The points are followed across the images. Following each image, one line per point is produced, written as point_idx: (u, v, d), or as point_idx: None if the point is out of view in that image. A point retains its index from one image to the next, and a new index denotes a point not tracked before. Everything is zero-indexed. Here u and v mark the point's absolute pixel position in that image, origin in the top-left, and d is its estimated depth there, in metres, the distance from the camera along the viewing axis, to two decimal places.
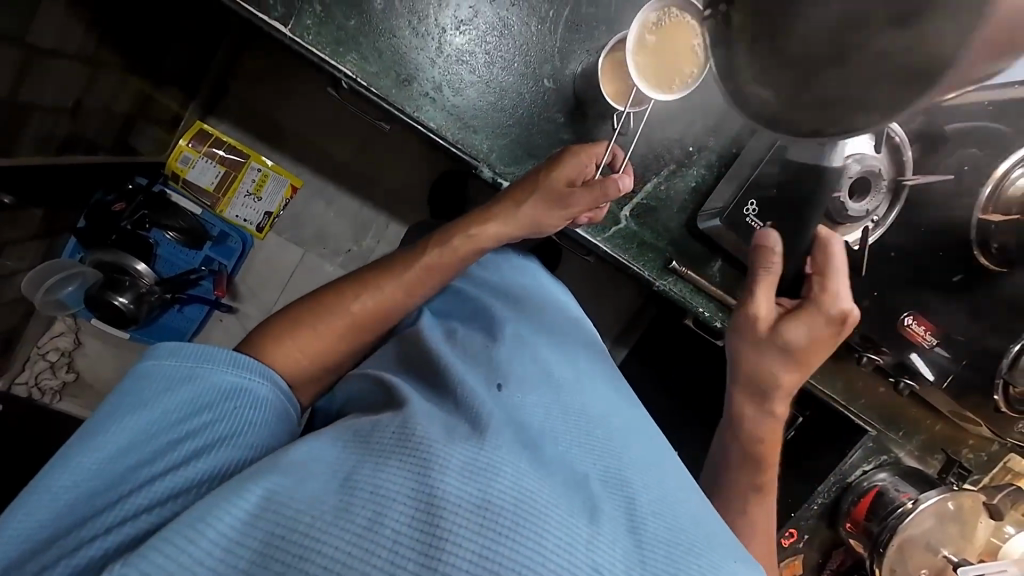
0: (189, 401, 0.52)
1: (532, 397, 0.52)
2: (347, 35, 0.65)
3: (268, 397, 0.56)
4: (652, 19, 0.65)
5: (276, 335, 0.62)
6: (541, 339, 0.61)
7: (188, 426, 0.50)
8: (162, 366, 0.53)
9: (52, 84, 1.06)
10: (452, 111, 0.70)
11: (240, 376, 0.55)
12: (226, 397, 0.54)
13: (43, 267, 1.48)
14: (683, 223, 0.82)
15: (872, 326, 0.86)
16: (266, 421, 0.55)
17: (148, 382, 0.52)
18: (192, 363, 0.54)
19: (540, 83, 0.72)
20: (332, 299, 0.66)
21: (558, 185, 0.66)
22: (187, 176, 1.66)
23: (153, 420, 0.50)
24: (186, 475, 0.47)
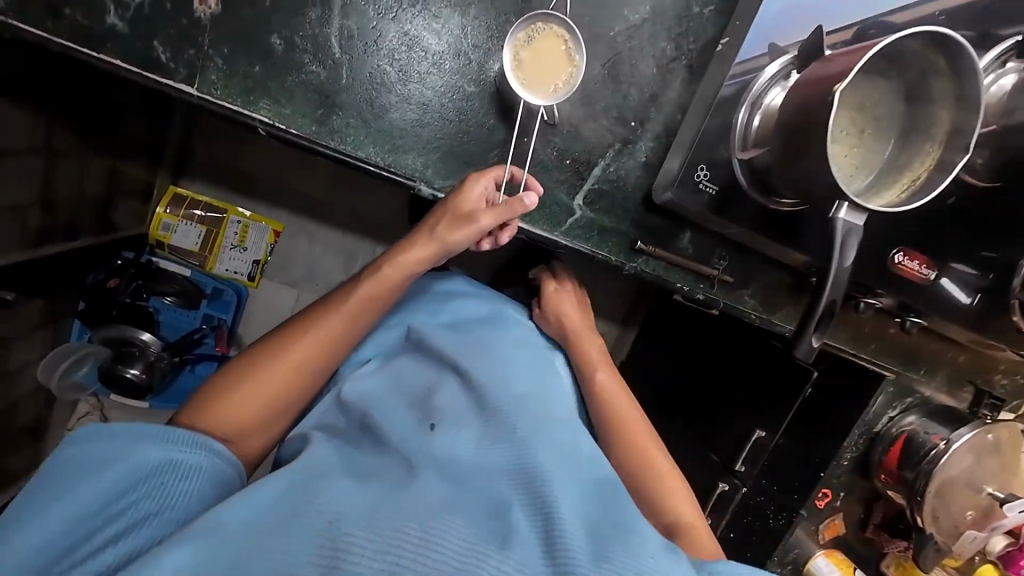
0: (118, 482, 0.53)
1: (463, 433, 0.63)
2: (255, 83, 0.64)
3: (209, 464, 0.58)
4: (522, 38, 0.64)
5: (221, 392, 0.63)
6: (482, 371, 0.70)
7: (123, 500, 0.53)
8: (93, 446, 0.55)
9: (14, 181, 1.03)
10: (377, 137, 0.69)
11: (171, 451, 0.57)
12: (157, 471, 0.55)
13: (56, 352, 1.53)
14: (641, 201, 0.79)
15: (864, 269, 0.81)
16: (201, 490, 0.57)
17: (80, 461, 0.54)
18: (121, 444, 0.55)
19: (461, 89, 0.70)
20: (275, 349, 0.66)
21: (462, 208, 0.67)
22: (171, 241, 1.69)
23: (87, 497, 0.52)
24: (117, 551, 0.51)
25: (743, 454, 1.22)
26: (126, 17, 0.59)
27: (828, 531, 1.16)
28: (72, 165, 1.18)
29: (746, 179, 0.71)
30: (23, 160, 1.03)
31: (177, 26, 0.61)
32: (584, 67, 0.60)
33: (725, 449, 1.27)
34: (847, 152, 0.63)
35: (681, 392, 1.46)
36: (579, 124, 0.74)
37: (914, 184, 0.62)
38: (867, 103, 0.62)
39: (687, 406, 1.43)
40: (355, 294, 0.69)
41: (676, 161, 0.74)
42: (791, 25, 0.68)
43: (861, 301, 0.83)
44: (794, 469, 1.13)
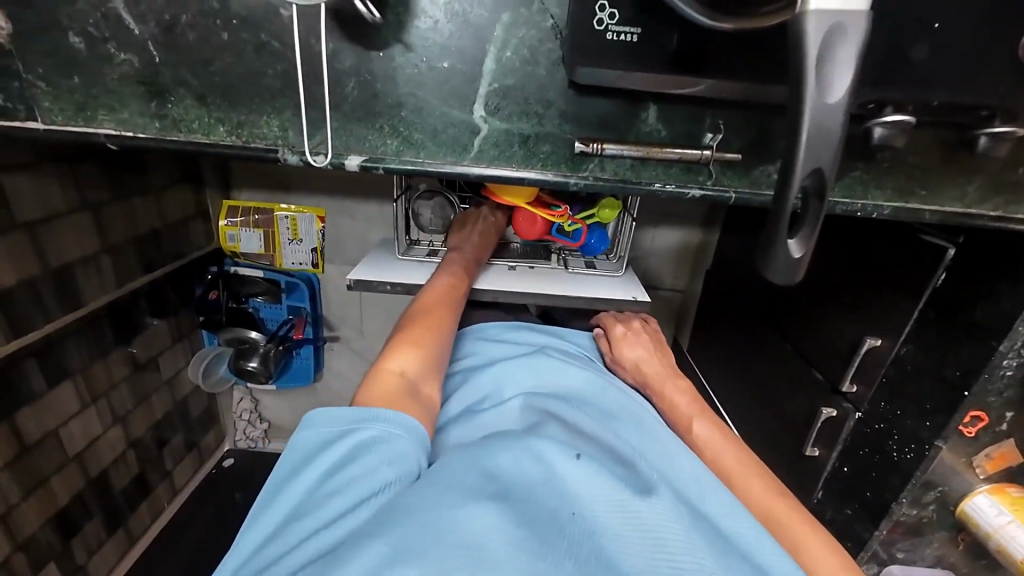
0: (329, 461, 0.54)
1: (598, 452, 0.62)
2: (83, 96, 0.59)
3: (403, 449, 0.55)
4: None
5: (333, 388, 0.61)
6: (594, 411, 0.72)
7: (330, 484, 0.52)
8: (333, 428, 0.56)
9: (68, 240, 1.21)
10: (220, 112, 0.59)
11: (372, 430, 0.56)
12: (359, 447, 0.54)
13: (194, 360, 1.86)
14: (566, 85, 0.57)
15: (975, 78, 0.47)
16: (398, 454, 0.54)
17: (310, 431, 0.57)
18: (347, 423, 0.57)
19: (278, 16, 0.54)
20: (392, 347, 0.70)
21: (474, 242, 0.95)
22: (241, 249, 1.86)
23: (321, 478, 0.53)
24: (337, 523, 0.49)
25: (852, 369, 0.92)
26: None
27: (991, 465, 0.84)
28: (118, 211, 1.35)
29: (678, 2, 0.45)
30: (68, 220, 1.20)
31: None
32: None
33: (830, 367, 0.97)
34: None
35: (776, 303, 1.14)
36: (442, 11, 0.54)
37: None
38: None
39: (778, 319, 1.13)
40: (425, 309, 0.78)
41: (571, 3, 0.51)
42: None
43: (983, 135, 0.53)
44: (924, 387, 0.82)
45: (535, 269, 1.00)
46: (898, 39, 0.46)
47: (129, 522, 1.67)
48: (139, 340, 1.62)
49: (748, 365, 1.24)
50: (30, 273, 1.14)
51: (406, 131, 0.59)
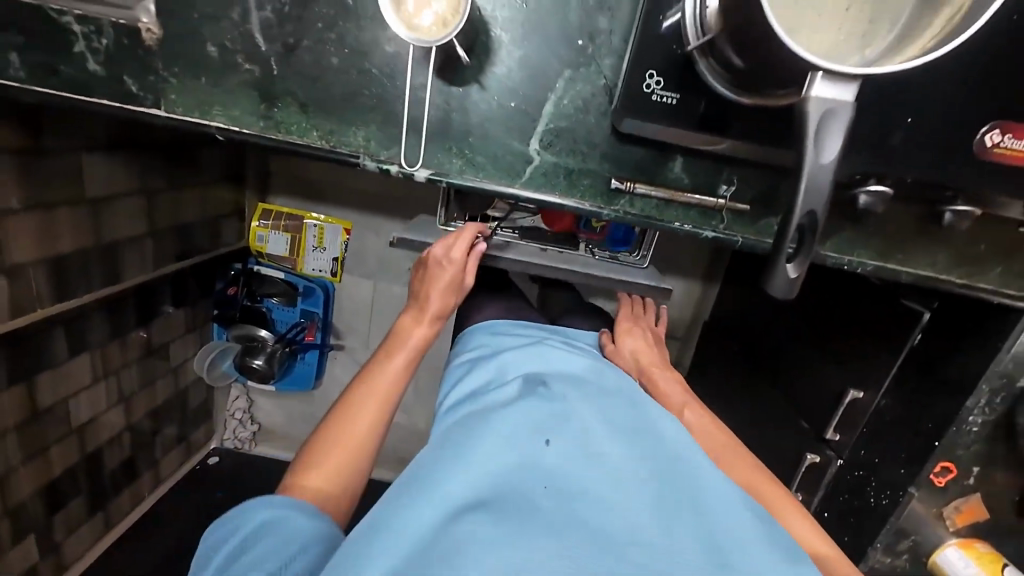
0: (234, 550, 0.61)
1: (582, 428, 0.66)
2: (205, 93, 0.69)
3: (312, 531, 0.61)
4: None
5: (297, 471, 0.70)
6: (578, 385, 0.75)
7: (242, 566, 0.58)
8: (257, 514, 0.63)
9: (125, 219, 1.28)
10: (316, 120, 0.70)
11: (268, 515, 0.63)
12: (259, 532, 0.61)
13: (201, 351, 1.91)
14: (610, 133, 0.68)
15: (947, 165, 0.58)
16: (290, 533, 0.60)
17: (220, 528, 0.64)
18: (246, 515, 0.64)
19: (383, 51, 0.67)
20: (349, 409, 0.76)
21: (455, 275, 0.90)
22: (267, 250, 1.95)
23: (235, 559, 0.60)
24: None
25: (836, 419, 0.97)
26: (99, 61, 0.69)
27: (960, 518, 0.90)
28: (169, 199, 1.45)
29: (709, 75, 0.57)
30: (127, 201, 1.27)
31: (136, 58, 0.69)
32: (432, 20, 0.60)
33: (815, 414, 1.05)
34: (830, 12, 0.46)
35: (769, 353, 1.22)
36: (517, 62, 0.66)
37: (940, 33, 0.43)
38: None
39: (770, 367, 1.21)
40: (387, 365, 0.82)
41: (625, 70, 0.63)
42: None
43: (948, 212, 0.65)
44: (901, 437, 0.89)
45: (564, 254, 0.99)
46: (884, 128, 0.58)
47: (110, 507, 1.65)
48: (156, 324, 1.68)
49: (739, 409, 1.30)
50: (83, 244, 1.17)
51: (471, 154, 0.70)
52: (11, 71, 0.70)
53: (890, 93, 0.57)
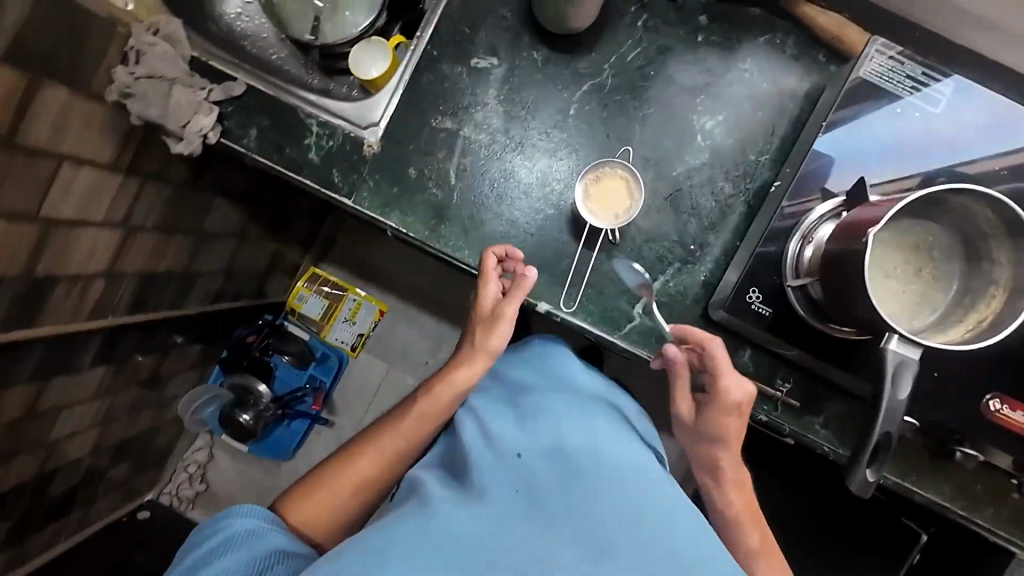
0: (204, 553, 0.66)
1: (551, 429, 0.71)
2: (392, 198, 0.86)
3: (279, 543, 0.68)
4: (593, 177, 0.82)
5: (311, 480, 0.81)
6: (538, 391, 0.79)
7: (220, 564, 0.64)
8: (240, 524, 0.68)
9: (215, 256, 1.39)
10: (473, 243, 0.86)
11: (242, 523, 0.68)
12: (233, 537, 0.67)
13: (192, 392, 1.79)
14: (699, 316, 0.84)
15: (956, 416, 0.76)
16: (261, 546, 0.66)
17: (196, 537, 0.69)
18: (218, 521, 0.69)
19: (543, 211, 0.86)
20: (370, 438, 0.84)
21: (484, 312, 0.85)
22: (301, 310, 1.99)
23: (212, 554, 0.66)
24: None
25: None
26: (320, 153, 0.87)
27: None
28: (254, 246, 1.57)
29: (795, 304, 0.76)
30: (224, 241, 1.40)
31: (350, 160, 0.86)
32: (622, 202, 0.80)
33: None
34: (902, 290, 0.64)
35: None
36: (642, 245, 0.85)
37: (978, 324, 0.61)
38: (918, 245, 0.64)
39: None
40: (412, 415, 0.84)
41: (735, 273, 0.80)
42: (843, 166, 0.75)
43: (958, 450, 0.78)
44: None
45: None
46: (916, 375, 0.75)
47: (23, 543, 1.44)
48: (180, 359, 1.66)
49: None
50: (176, 267, 1.26)
51: (585, 301, 0.85)
52: (245, 140, 0.87)
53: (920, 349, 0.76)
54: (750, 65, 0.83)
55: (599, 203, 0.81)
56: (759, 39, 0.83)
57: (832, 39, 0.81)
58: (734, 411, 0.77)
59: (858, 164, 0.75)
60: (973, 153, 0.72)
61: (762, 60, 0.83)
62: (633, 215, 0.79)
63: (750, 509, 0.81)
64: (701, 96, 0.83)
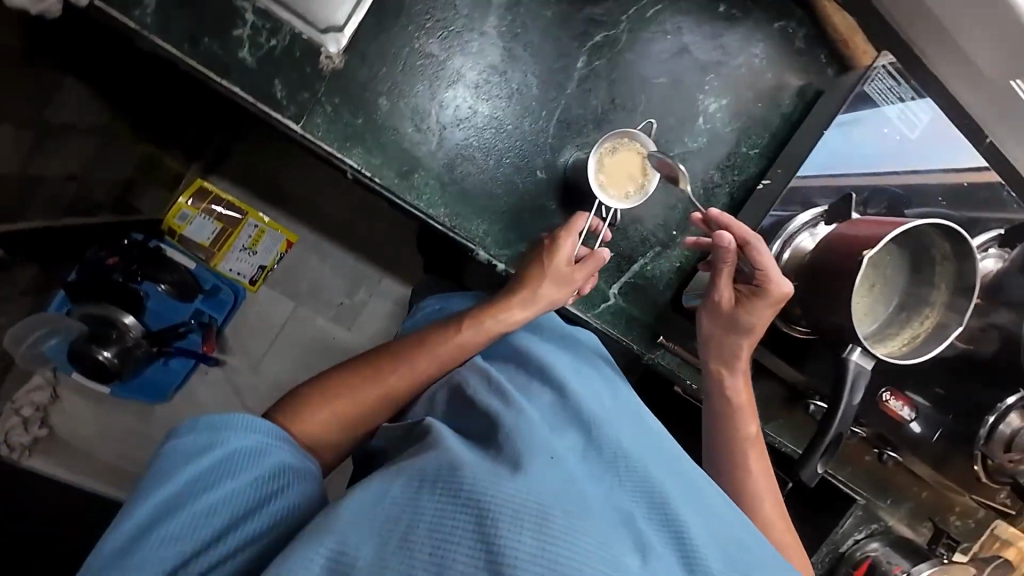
0: (203, 475, 0.46)
1: (583, 383, 0.55)
2: (354, 131, 0.70)
3: (302, 466, 0.52)
4: (610, 146, 0.71)
5: (303, 399, 0.60)
6: (557, 342, 0.63)
7: (210, 500, 0.45)
8: (237, 441, 0.49)
9: (60, 159, 1.09)
10: (451, 201, 0.74)
11: (261, 439, 0.51)
12: (245, 460, 0.49)
13: (30, 320, 1.24)
14: (669, 301, 0.85)
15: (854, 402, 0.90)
16: (301, 476, 0.50)
17: (170, 455, 0.47)
18: (212, 433, 0.49)
19: (533, 173, 0.76)
20: (387, 359, 0.63)
21: (560, 267, 0.66)
22: (184, 232, 1.51)
23: (200, 483, 0.46)
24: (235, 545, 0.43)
25: None
26: (255, 54, 0.65)
27: None
28: (121, 148, 1.23)
29: None
30: (79, 138, 1.12)
31: (299, 71, 0.67)
32: (637, 186, 0.71)
33: None
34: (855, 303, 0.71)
35: None
36: (628, 226, 0.82)
37: (913, 337, 0.70)
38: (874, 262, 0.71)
39: None
40: (453, 338, 0.63)
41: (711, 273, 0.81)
42: (831, 172, 0.76)
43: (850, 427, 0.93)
44: None
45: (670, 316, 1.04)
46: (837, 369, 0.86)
47: None
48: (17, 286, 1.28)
49: None
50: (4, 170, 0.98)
51: None
52: (138, 12, 0.62)
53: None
54: (760, 49, 0.80)
55: (610, 179, 0.71)
56: (772, 24, 0.80)
57: (840, 40, 0.81)
58: (755, 331, 0.71)
59: (844, 172, 0.76)
60: (930, 176, 0.79)
61: (769, 49, 0.80)
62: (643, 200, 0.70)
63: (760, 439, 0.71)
64: (709, 76, 0.79)
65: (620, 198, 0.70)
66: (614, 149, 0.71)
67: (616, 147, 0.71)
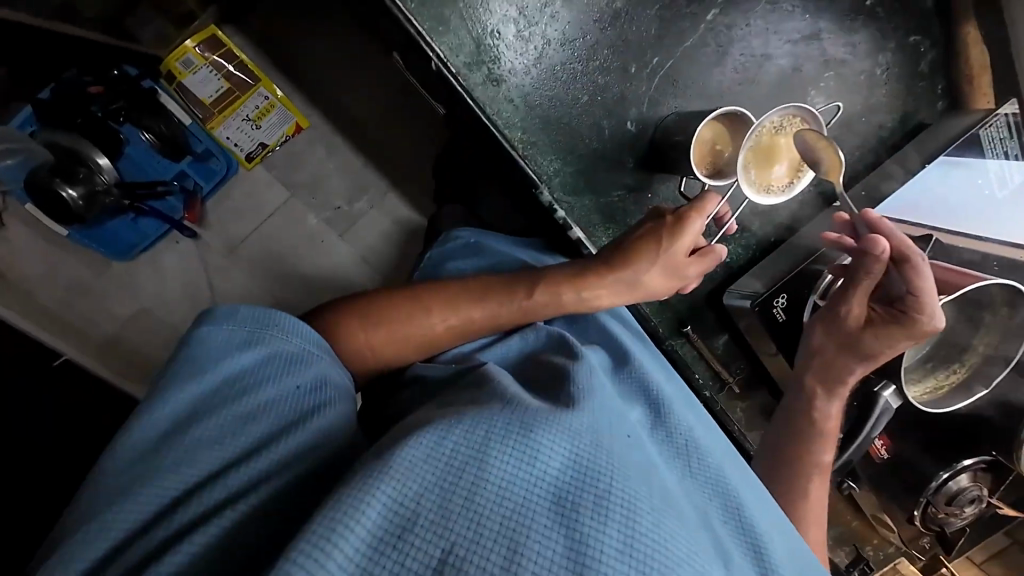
0: (240, 376, 0.43)
1: (639, 370, 0.53)
2: (449, 16, 0.62)
3: (342, 383, 0.48)
4: (775, 122, 0.61)
5: (351, 315, 0.57)
6: (614, 330, 0.61)
7: (249, 404, 0.41)
8: (277, 343, 0.46)
9: None
10: (529, 126, 0.67)
11: (301, 348, 0.47)
12: (285, 367, 0.45)
13: None
14: (707, 295, 0.82)
15: None
16: (340, 393, 0.47)
17: (202, 350, 0.43)
18: (250, 331, 0.45)
19: (622, 123, 0.69)
20: (446, 300, 0.59)
21: (676, 258, 0.60)
22: (183, 82, 1.23)
23: (237, 384, 0.42)
24: (272, 459, 0.39)
25: None
26: None
27: None
28: None
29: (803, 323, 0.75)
30: None
31: None
32: (779, 178, 0.62)
33: None
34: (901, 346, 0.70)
35: None
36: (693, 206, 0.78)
37: (936, 388, 0.71)
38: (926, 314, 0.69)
39: None
40: (521, 302, 0.60)
41: (759, 282, 0.78)
42: (914, 210, 0.73)
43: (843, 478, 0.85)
44: None
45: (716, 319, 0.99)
46: None
47: None
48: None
49: None
50: None
51: None
52: None
53: (905, 408, 0.78)
54: (886, 58, 0.76)
55: (756, 159, 0.61)
56: (906, 38, 0.76)
57: (965, 74, 0.76)
58: (878, 358, 0.67)
59: (933, 212, 0.72)
60: None
61: (894, 63, 0.76)
62: (777, 197, 0.62)
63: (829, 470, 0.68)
64: (828, 73, 0.74)
65: (757, 187, 0.61)
66: (778, 128, 0.61)
67: (778, 127, 0.61)
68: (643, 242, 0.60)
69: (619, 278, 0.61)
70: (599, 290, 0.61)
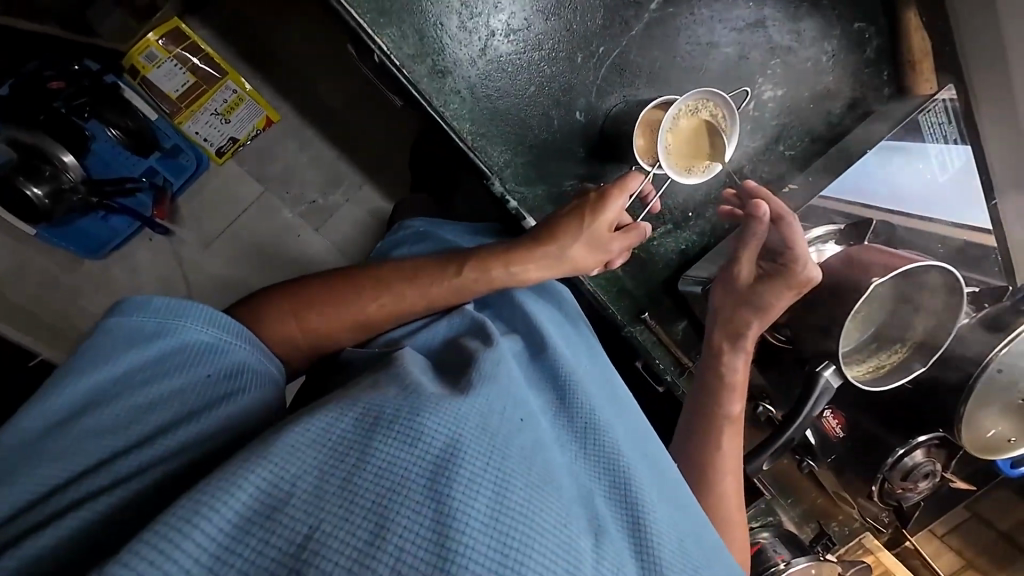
0: (150, 363, 0.44)
1: (558, 361, 0.55)
2: (392, 9, 0.63)
3: (261, 370, 0.50)
4: (690, 105, 0.63)
5: (289, 301, 0.58)
6: (547, 318, 0.62)
7: (157, 391, 0.43)
8: (193, 332, 0.47)
9: None
10: (477, 117, 0.67)
11: (220, 336, 0.48)
12: (199, 356, 0.46)
13: None
14: (663, 282, 0.84)
15: None
16: (256, 380, 0.49)
17: (112, 337, 0.43)
18: (164, 319, 0.46)
19: (571, 113, 0.69)
20: (377, 283, 0.61)
21: (601, 232, 0.63)
22: (148, 76, 1.18)
23: (147, 371, 0.43)
24: (173, 443, 0.40)
25: None
26: None
27: None
28: None
29: None
30: None
31: None
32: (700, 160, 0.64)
33: None
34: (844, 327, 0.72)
35: None
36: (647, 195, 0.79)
37: (879, 367, 0.73)
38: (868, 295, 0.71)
39: None
40: (451, 281, 0.61)
41: (711, 267, 0.80)
42: (865, 194, 0.74)
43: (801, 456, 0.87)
44: None
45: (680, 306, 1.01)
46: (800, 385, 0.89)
47: None
48: None
49: None
50: None
51: None
52: None
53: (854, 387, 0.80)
54: (833, 45, 0.77)
55: (676, 141, 0.63)
56: (852, 25, 0.77)
57: (908, 61, 0.77)
58: (772, 314, 0.69)
59: (881, 195, 0.74)
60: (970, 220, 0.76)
61: (840, 49, 0.78)
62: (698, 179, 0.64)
63: (739, 421, 0.69)
64: (775, 60, 0.75)
65: (681, 169, 0.63)
66: (693, 110, 0.63)
67: (693, 109, 0.63)
68: (565, 219, 0.63)
69: (548, 254, 0.63)
70: (529, 267, 0.63)
